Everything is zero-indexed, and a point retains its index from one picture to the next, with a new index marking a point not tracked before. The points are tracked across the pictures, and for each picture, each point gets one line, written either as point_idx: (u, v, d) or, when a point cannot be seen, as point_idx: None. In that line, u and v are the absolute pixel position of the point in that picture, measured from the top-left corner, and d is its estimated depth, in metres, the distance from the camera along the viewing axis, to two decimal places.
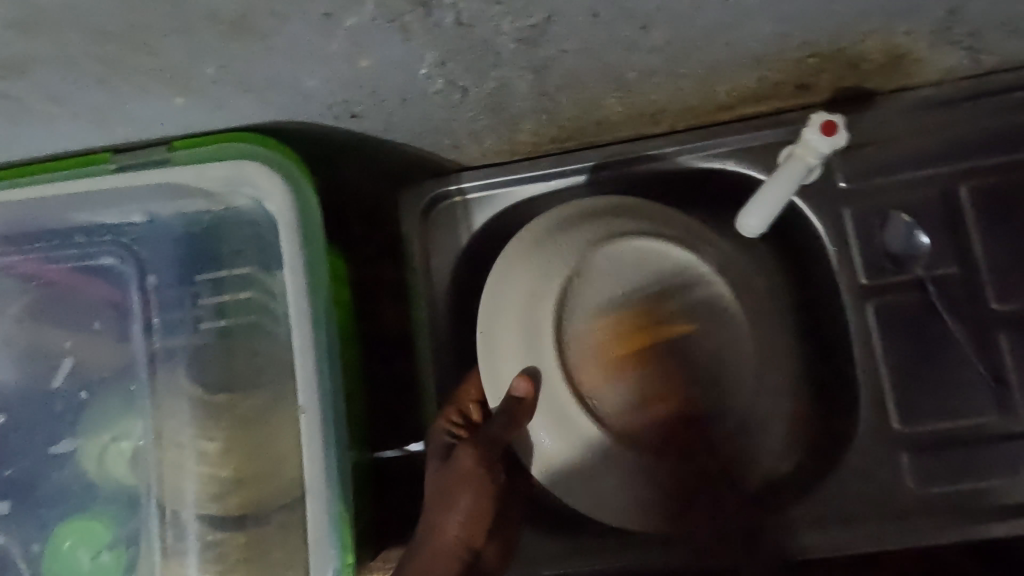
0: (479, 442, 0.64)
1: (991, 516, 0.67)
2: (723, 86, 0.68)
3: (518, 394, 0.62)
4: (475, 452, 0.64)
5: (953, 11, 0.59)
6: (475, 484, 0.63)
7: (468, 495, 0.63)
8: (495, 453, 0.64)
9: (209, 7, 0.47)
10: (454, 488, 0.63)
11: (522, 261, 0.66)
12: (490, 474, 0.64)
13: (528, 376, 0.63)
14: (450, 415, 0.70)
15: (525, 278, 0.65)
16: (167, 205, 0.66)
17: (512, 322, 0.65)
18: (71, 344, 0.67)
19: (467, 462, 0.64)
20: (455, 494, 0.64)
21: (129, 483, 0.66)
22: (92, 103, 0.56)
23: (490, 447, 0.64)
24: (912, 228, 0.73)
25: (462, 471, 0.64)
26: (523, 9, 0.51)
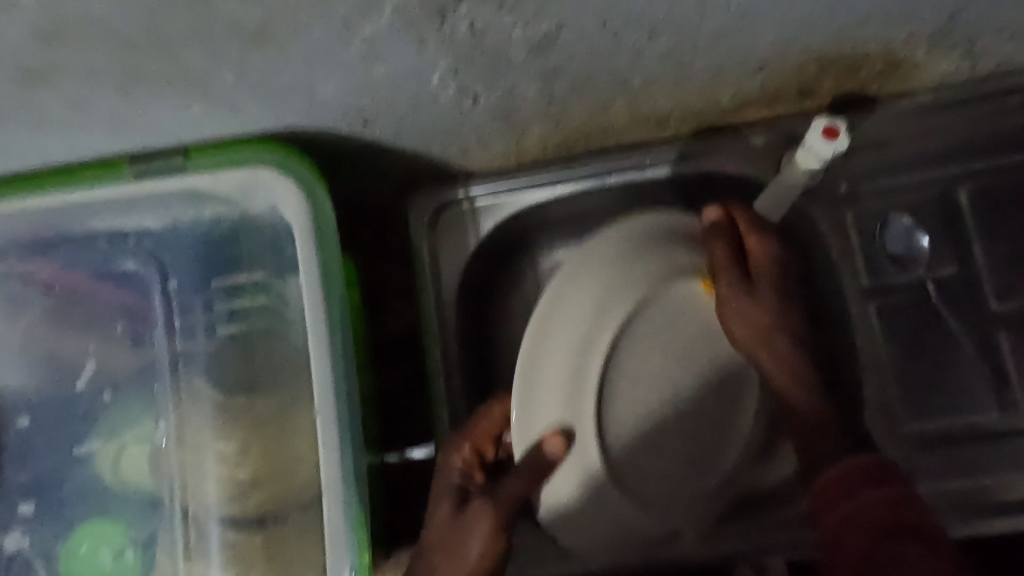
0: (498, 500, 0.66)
1: (1000, 511, 0.67)
2: (727, 91, 0.69)
3: (552, 454, 0.67)
4: (492, 509, 0.65)
5: (950, 16, 0.61)
6: (488, 540, 0.64)
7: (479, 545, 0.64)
8: (509, 512, 0.66)
9: (231, 17, 0.48)
10: (464, 536, 0.65)
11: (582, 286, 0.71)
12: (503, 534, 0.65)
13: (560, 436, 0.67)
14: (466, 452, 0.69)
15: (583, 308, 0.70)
16: (185, 211, 0.67)
17: (557, 359, 0.70)
18: (94, 347, 0.68)
19: (483, 522, 0.65)
20: (467, 536, 0.65)
21: (149, 485, 0.67)
22: (113, 112, 0.58)
23: (511, 508, 0.66)
24: (913, 229, 0.74)
25: (474, 522, 0.65)
26: (534, 17, 0.53)
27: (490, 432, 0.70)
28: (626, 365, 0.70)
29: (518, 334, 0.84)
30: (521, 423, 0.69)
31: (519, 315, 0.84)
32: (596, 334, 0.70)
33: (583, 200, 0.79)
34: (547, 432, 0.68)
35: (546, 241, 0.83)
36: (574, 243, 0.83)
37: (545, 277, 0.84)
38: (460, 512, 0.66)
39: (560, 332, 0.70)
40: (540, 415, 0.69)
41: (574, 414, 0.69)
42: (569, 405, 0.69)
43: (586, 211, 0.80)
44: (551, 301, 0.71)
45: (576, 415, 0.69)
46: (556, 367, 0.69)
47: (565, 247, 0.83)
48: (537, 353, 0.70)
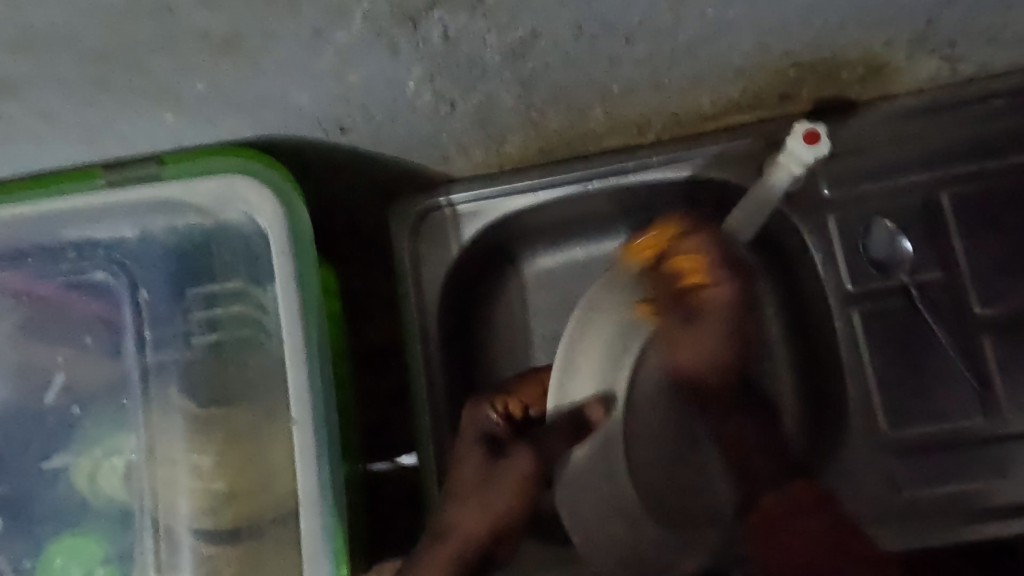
0: (540, 452, 0.74)
1: (987, 517, 0.68)
2: (707, 97, 0.69)
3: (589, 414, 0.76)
4: (534, 459, 0.74)
5: (928, 21, 0.61)
6: (522, 486, 0.73)
7: (512, 496, 0.72)
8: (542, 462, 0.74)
9: (199, 25, 0.47)
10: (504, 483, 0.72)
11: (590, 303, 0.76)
12: (531, 484, 0.74)
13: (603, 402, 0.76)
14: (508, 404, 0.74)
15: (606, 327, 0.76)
16: (157, 220, 0.66)
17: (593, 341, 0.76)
18: (62, 359, 0.67)
19: (522, 467, 0.73)
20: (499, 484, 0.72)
21: (120, 498, 0.66)
22: (83, 121, 0.57)
23: (541, 457, 0.74)
24: (895, 234, 0.73)
25: (513, 471, 0.72)
26: (508, 25, 0.52)
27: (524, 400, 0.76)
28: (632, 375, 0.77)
29: (501, 341, 0.83)
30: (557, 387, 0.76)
31: (502, 322, 0.83)
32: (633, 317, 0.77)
33: (565, 205, 0.78)
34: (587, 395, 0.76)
35: (529, 248, 0.82)
36: (557, 249, 0.83)
37: (530, 284, 0.84)
38: (496, 461, 0.72)
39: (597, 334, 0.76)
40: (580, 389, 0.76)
41: (608, 384, 0.76)
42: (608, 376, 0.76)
43: (568, 216, 0.80)
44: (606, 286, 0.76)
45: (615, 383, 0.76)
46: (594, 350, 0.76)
47: (549, 255, 0.83)
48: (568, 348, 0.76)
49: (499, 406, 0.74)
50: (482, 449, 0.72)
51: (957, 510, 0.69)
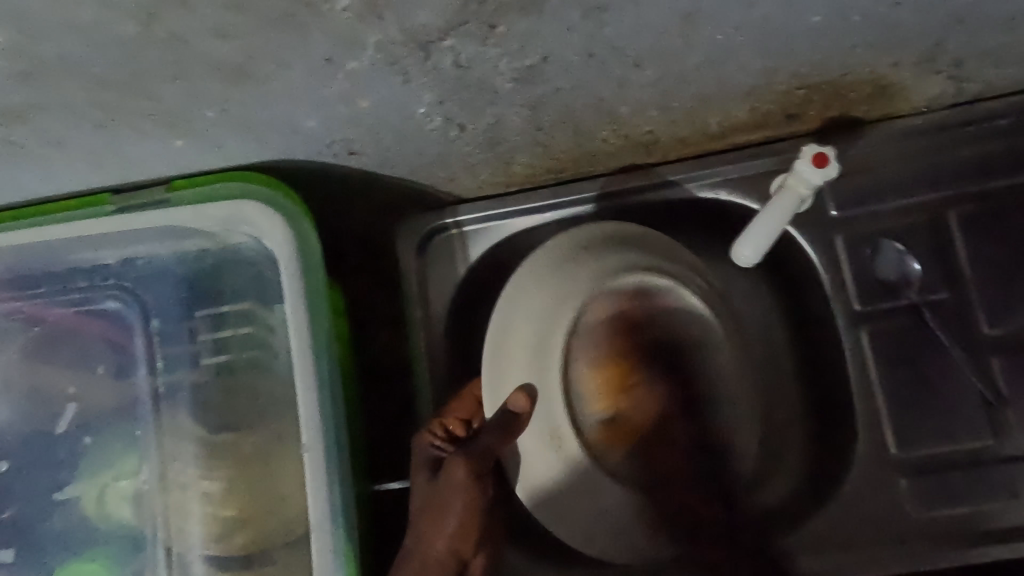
0: (469, 454, 0.60)
1: (1002, 537, 0.68)
2: (714, 117, 0.69)
3: (512, 408, 0.61)
4: (470, 467, 0.59)
5: (936, 43, 0.61)
6: (468, 500, 0.59)
7: (458, 510, 0.59)
8: (486, 466, 0.60)
9: (211, 55, 0.47)
10: (445, 499, 0.59)
11: (528, 294, 0.64)
12: (482, 487, 0.60)
13: (527, 393, 0.61)
14: (433, 428, 0.64)
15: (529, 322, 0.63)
16: (167, 245, 0.66)
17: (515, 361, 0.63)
18: (75, 390, 0.67)
19: (458, 478, 0.59)
20: (442, 503, 0.59)
21: (132, 525, 0.66)
22: (93, 147, 0.57)
23: (485, 462, 0.60)
24: (904, 255, 0.73)
25: (452, 483, 0.59)
26: (519, 51, 0.52)
27: (460, 416, 0.66)
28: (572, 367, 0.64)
29: None
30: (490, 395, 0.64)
31: None
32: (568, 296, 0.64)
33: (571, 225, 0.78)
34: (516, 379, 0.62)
35: None
36: None
37: None
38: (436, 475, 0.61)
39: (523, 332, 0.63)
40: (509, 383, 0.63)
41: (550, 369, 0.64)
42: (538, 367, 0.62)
43: None
44: (537, 277, 0.65)
45: None
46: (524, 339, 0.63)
47: None
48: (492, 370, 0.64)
49: (435, 428, 0.64)
50: (423, 476, 0.62)
51: (969, 530, 0.69)
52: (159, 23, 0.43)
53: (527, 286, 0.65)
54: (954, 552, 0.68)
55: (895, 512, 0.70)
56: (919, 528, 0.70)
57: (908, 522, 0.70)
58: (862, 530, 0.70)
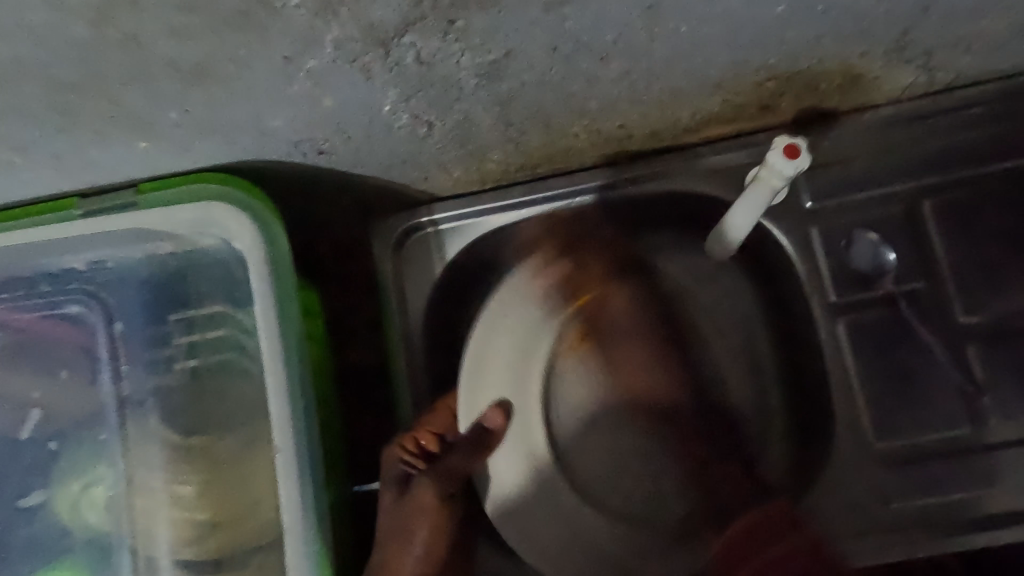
0: (438, 476, 0.69)
1: (983, 525, 0.68)
2: (686, 110, 0.69)
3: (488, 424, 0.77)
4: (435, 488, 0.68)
5: (903, 33, 0.61)
6: (434, 517, 0.68)
7: (424, 529, 0.68)
8: (452, 484, 0.71)
9: (167, 55, 0.47)
10: (411, 523, 0.67)
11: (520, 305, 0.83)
12: (447, 504, 0.70)
13: (501, 411, 0.78)
14: (405, 444, 0.69)
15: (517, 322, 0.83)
16: (131, 249, 0.66)
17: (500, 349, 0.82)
18: (39, 395, 0.67)
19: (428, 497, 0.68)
20: (410, 526, 0.68)
21: (103, 530, 0.65)
22: (55, 152, 0.56)
23: (449, 481, 0.70)
24: (879, 245, 0.73)
25: (417, 507, 0.68)
26: (481, 46, 0.52)
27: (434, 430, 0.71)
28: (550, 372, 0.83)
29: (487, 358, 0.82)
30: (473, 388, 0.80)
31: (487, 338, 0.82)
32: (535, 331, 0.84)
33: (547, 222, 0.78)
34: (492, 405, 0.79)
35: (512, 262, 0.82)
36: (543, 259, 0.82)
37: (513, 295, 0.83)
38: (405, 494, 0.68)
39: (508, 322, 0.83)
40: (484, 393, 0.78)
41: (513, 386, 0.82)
42: (515, 386, 0.82)
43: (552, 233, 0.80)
44: (490, 321, 0.83)
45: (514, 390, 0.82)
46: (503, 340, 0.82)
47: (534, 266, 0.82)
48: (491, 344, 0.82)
49: (408, 444, 0.69)
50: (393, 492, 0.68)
51: (950, 519, 0.68)
52: (111, 25, 0.43)
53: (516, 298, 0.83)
54: (934, 542, 0.68)
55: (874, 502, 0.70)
56: (899, 519, 0.69)
57: (888, 512, 0.69)
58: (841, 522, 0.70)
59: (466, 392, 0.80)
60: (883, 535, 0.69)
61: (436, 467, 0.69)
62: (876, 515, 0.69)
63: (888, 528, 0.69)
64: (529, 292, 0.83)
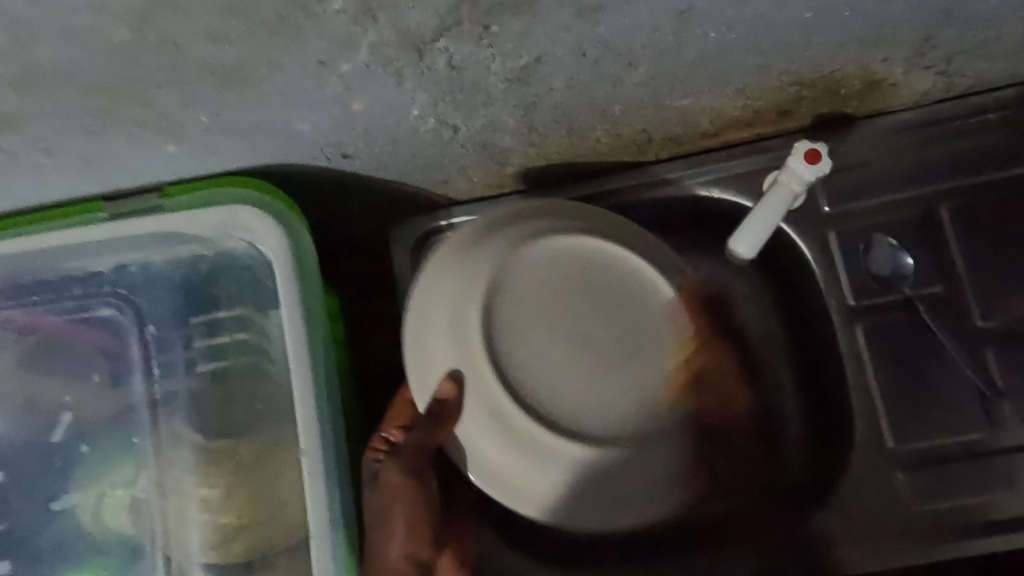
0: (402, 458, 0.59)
1: (1006, 527, 0.68)
2: (706, 115, 0.69)
3: (438, 398, 0.57)
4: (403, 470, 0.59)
5: (925, 38, 0.61)
6: (412, 502, 0.59)
7: (402, 512, 0.59)
8: (423, 461, 0.60)
9: (203, 59, 0.47)
10: (386, 507, 0.59)
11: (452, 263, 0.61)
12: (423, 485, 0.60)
13: (454, 379, 0.58)
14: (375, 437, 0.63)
15: (453, 285, 0.60)
16: (162, 251, 0.66)
17: (440, 332, 0.59)
18: (69, 398, 0.67)
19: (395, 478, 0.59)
20: (387, 511, 0.59)
21: (130, 533, 0.65)
22: (85, 154, 0.56)
23: (418, 459, 0.59)
24: (897, 250, 0.74)
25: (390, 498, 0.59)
26: (513, 51, 0.52)
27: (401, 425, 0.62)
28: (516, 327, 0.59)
29: None
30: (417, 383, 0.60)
31: None
32: (467, 292, 0.59)
33: None
34: (440, 377, 0.59)
35: None
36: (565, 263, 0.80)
37: None
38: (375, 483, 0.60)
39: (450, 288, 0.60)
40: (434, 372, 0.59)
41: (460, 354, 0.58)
42: (462, 362, 0.58)
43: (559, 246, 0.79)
44: (422, 305, 0.61)
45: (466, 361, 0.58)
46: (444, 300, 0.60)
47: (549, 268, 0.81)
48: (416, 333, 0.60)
49: (379, 443, 0.62)
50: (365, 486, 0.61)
51: (975, 522, 0.68)
52: (152, 28, 0.43)
53: (443, 270, 0.61)
54: (958, 544, 0.68)
55: (897, 503, 0.70)
56: (924, 521, 0.69)
57: (911, 513, 0.70)
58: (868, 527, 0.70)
59: (413, 379, 0.60)
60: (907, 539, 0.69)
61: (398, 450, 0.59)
62: (901, 519, 0.69)
63: (915, 532, 0.69)
64: (479, 265, 0.60)
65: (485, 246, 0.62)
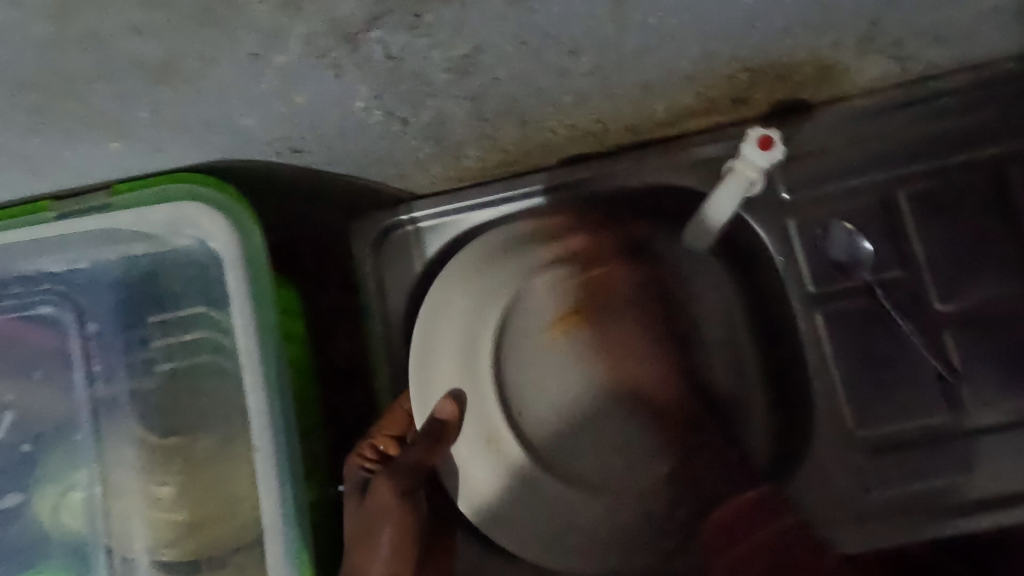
0: (394, 476, 0.65)
1: (963, 510, 0.68)
2: (660, 104, 0.69)
3: (441, 416, 0.70)
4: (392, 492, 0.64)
5: (872, 22, 0.61)
6: (399, 522, 0.64)
7: (388, 528, 0.64)
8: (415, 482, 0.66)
9: (130, 53, 0.47)
10: (373, 524, 0.64)
11: (462, 282, 0.76)
12: (411, 505, 0.65)
13: (455, 399, 0.73)
14: (364, 451, 0.69)
15: (462, 298, 0.76)
16: (107, 250, 0.66)
17: (450, 329, 0.75)
18: (13, 397, 0.67)
19: (386, 497, 0.64)
20: (374, 527, 0.64)
21: (81, 533, 0.65)
22: (26, 153, 0.56)
23: (410, 476, 0.66)
24: (855, 236, 0.73)
25: (382, 503, 0.64)
26: (449, 41, 0.52)
27: (392, 433, 0.71)
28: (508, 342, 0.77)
29: None
30: (420, 387, 0.73)
31: None
32: (487, 314, 0.77)
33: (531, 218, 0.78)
34: (441, 398, 0.72)
35: None
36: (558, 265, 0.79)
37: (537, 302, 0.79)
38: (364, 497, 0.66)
39: (464, 293, 0.76)
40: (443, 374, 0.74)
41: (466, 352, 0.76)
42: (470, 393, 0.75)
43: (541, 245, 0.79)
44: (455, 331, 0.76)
45: (471, 357, 0.76)
46: (463, 310, 0.76)
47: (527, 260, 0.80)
48: (427, 328, 0.74)
49: (367, 452, 0.69)
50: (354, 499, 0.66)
51: (932, 506, 0.69)
52: (75, 23, 0.43)
53: (453, 284, 0.76)
54: (914, 530, 0.68)
55: (856, 489, 0.70)
56: (883, 507, 0.69)
57: (869, 499, 0.70)
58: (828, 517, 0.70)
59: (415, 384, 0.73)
60: (869, 527, 0.69)
61: (392, 466, 0.66)
62: (862, 507, 0.70)
63: (874, 520, 0.69)
64: (479, 283, 0.76)
65: (486, 273, 0.77)
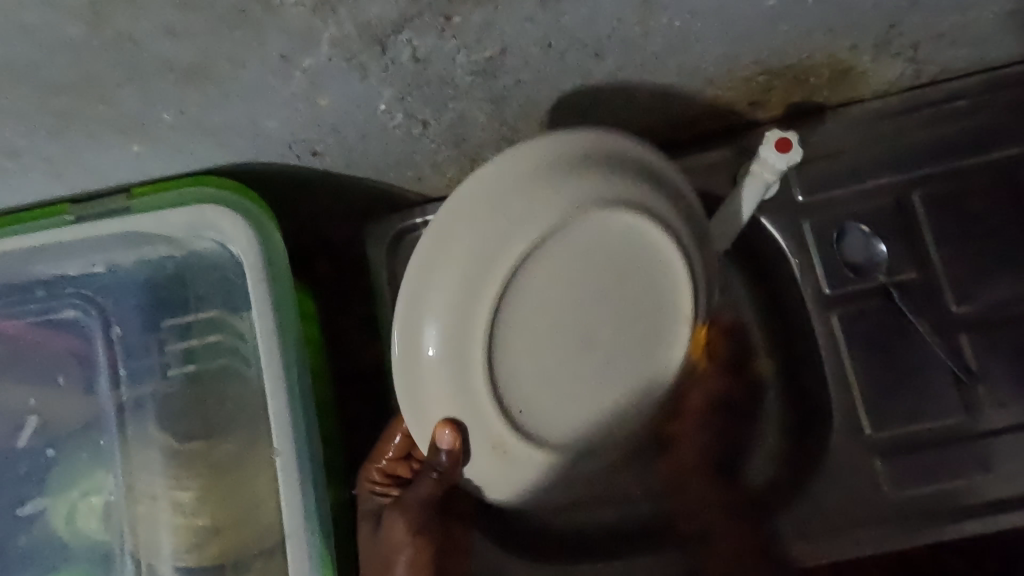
0: (405, 510, 0.62)
1: (979, 512, 0.68)
2: (678, 106, 0.69)
3: (443, 447, 0.56)
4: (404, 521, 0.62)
5: (892, 25, 0.61)
6: (414, 551, 0.63)
7: (405, 559, 0.63)
8: (427, 512, 0.62)
9: (162, 54, 0.46)
10: (390, 555, 0.63)
11: (471, 217, 0.51)
12: (427, 533, 0.63)
13: (452, 423, 0.56)
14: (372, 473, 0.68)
15: (471, 242, 0.51)
16: (128, 253, 0.66)
17: (446, 290, 0.52)
18: (35, 401, 0.66)
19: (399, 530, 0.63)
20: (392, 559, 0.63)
21: (101, 539, 0.65)
22: (48, 155, 0.56)
23: (421, 508, 0.62)
24: (871, 238, 0.74)
25: (397, 537, 0.63)
26: (477, 43, 0.52)
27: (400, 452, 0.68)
28: (521, 306, 0.55)
29: None
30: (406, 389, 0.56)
31: None
32: (483, 290, 0.52)
33: None
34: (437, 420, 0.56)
35: None
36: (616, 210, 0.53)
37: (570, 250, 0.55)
38: (381, 527, 0.64)
39: (468, 230, 0.51)
40: (430, 369, 0.54)
41: (464, 323, 0.53)
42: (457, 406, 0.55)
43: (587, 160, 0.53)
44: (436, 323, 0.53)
45: (468, 335, 0.53)
46: (467, 259, 0.52)
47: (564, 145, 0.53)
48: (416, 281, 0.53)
49: (375, 476, 0.68)
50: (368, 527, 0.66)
51: (949, 508, 0.69)
52: (108, 25, 0.43)
53: (460, 222, 0.52)
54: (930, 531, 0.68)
55: (872, 490, 0.70)
56: (900, 509, 0.69)
57: (886, 499, 0.70)
58: (846, 520, 0.70)
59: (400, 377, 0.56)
60: (888, 530, 0.69)
61: (402, 500, 0.63)
62: (880, 509, 0.70)
63: (891, 523, 0.69)
64: (503, 224, 0.51)
65: (520, 209, 0.51)
